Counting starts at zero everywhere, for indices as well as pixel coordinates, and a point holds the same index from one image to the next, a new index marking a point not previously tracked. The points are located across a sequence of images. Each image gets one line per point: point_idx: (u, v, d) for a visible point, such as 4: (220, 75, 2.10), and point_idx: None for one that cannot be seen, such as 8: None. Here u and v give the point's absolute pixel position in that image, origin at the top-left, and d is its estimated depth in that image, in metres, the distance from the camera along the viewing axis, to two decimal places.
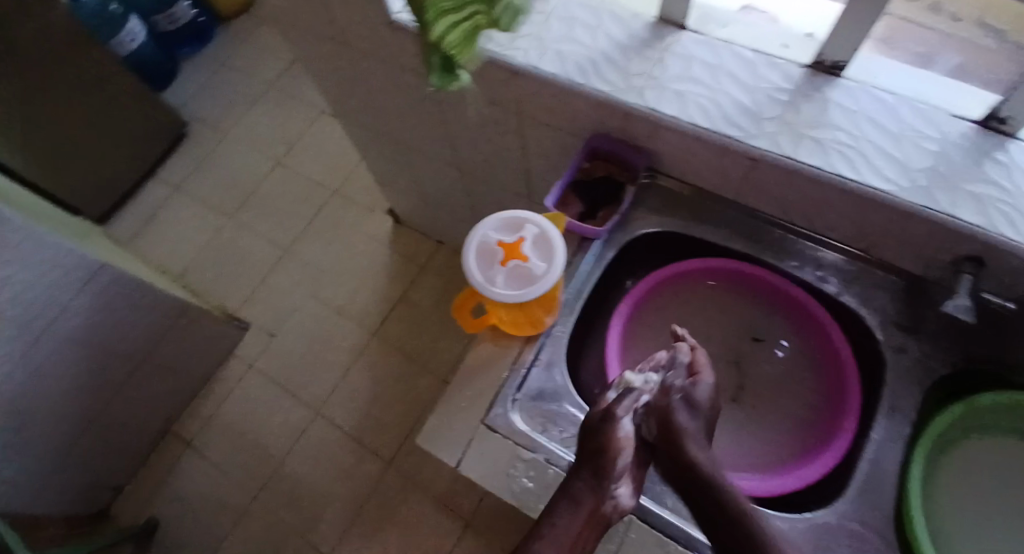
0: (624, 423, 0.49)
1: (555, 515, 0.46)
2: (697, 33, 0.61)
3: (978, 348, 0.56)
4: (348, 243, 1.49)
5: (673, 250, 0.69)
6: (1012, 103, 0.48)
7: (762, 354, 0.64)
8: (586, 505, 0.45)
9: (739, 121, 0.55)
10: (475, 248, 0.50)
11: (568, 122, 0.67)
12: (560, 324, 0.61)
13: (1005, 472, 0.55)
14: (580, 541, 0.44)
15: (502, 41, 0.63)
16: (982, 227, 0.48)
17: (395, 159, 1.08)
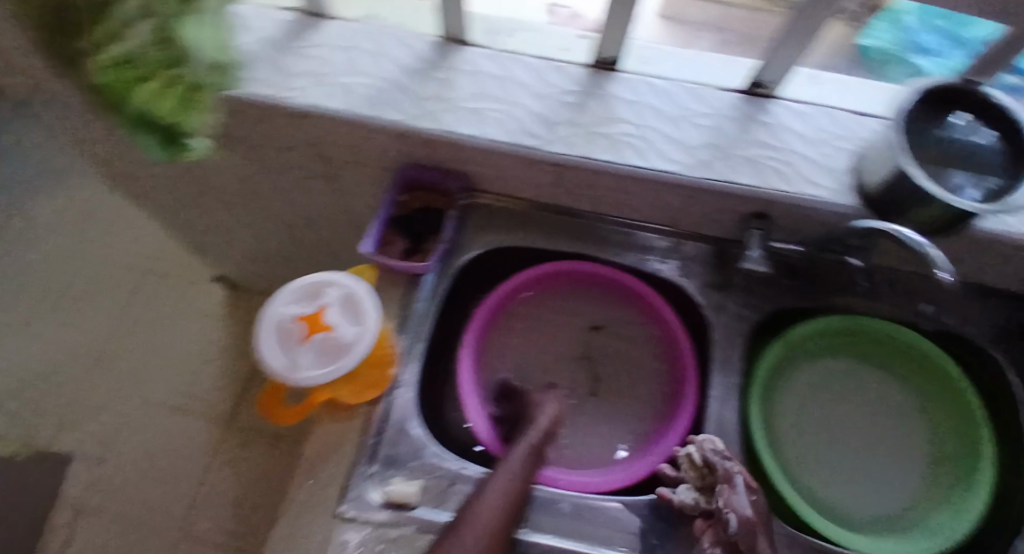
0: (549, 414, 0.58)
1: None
2: (480, 48, 0.61)
3: (783, 291, 0.62)
4: (179, 327, 1.29)
5: (510, 263, 0.69)
6: (764, 69, 0.55)
7: (605, 342, 0.67)
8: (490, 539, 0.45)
9: (536, 130, 0.56)
10: (272, 329, 0.46)
11: (370, 157, 0.63)
12: (408, 371, 0.58)
13: (831, 393, 0.63)
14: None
15: (275, 83, 0.56)
16: (760, 185, 0.53)
17: (204, 225, 0.95)
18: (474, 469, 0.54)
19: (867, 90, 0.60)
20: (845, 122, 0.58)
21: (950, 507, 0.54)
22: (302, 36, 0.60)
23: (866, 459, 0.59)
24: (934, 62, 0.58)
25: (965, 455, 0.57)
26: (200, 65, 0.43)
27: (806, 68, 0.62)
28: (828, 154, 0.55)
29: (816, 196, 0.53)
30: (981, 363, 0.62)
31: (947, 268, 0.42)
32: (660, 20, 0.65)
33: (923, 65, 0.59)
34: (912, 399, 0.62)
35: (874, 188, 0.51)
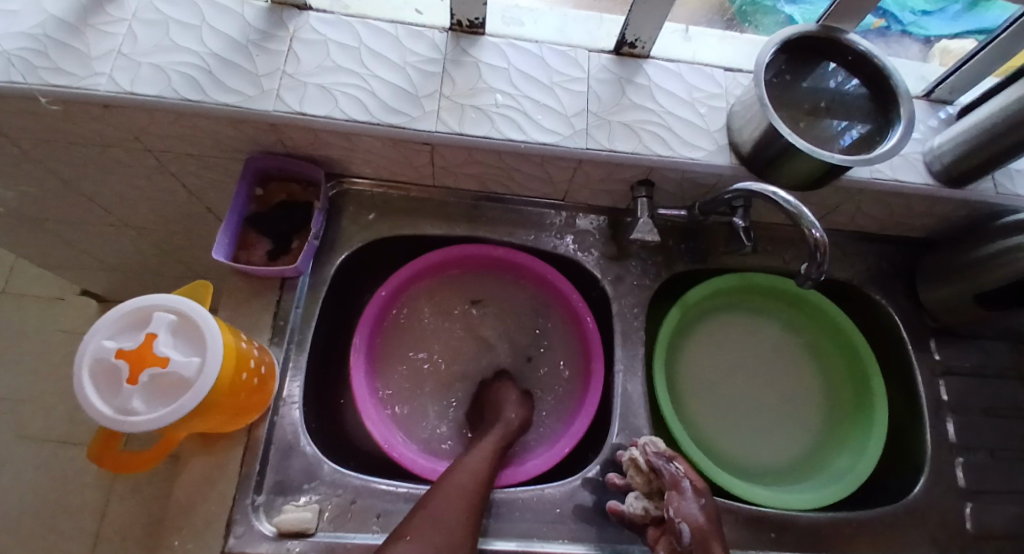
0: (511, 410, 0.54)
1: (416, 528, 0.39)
2: (323, 12, 0.52)
3: (675, 255, 0.62)
4: (46, 353, 1.13)
5: (397, 254, 0.63)
6: (632, 25, 0.51)
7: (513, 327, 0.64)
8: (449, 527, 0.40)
9: (398, 105, 0.49)
10: (88, 374, 0.36)
11: (213, 148, 0.53)
12: (289, 386, 0.51)
13: (732, 352, 0.64)
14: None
15: (71, 69, 0.46)
16: (639, 151, 0.51)
17: (44, 240, 0.80)
18: (379, 481, 0.50)
19: (738, 42, 0.59)
20: (721, 77, 0.56)
21: (850, 448, 0.58)
22: (100, 9, 0.49)
23: (771, 414, 0.61)
24: (801, 9, 0.61)
25: (858, 395, 0.60)
26: None
27: (683, 22, 0.60)
28: (703, 114, 0.54)
29: (692, 158, 0.52)
30: (863, 303, 0.65)
31: (817, 226, 0.43)
32: None
33: (791, 12, 0.61)
34: (806, 348, 0.65)
35: (749, 148, 0.50)
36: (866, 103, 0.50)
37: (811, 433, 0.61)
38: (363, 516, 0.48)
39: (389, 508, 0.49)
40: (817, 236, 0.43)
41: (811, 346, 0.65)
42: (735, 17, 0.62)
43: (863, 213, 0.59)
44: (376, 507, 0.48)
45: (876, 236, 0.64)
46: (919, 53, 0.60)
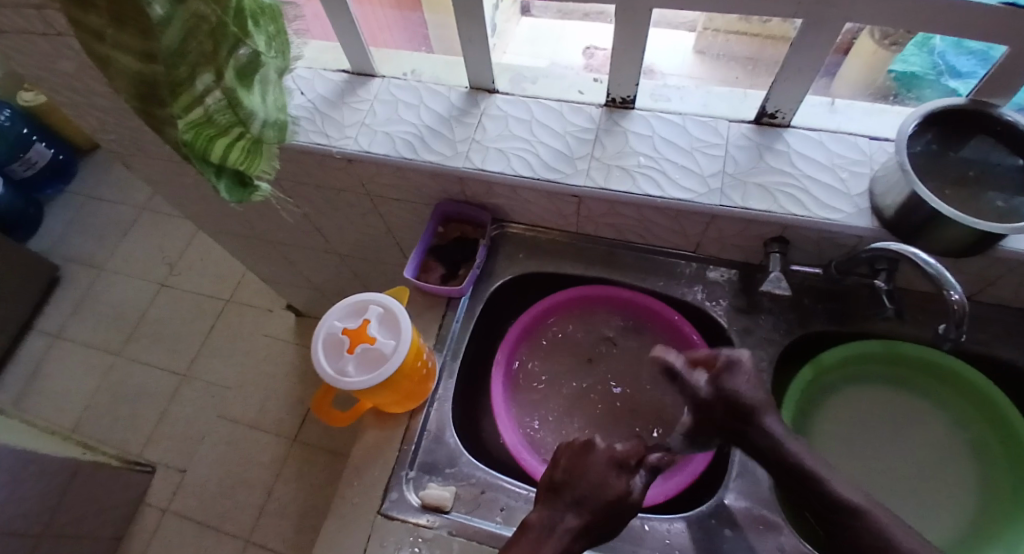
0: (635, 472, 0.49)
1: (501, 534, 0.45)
2: (507, 93, 0.67)
3: (810, 314, 0.63)
4: (252, 350, 1.42)
5: (539, 289, 0.73)
6: (773, 99, 0.57)
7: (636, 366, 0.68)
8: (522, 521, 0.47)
9: (557, 164, 0.61)
10: (323, 341, 0.50)
11: (412, 193, 0.69)
12: (442, 387, 0.62)
13: (870, 424, 0.61)
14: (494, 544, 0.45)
15: (332, 133, 0.65)
16: (773, 210, 0.55)
17: (276, 259, 1.05)
18: (506, 479, 0.57)
19: (888, 114, 0.61)
20: (866, 145, 0.58)
21: (1004, 544, 0.51)
22: (352, 90, 0.68)
23: (908, 492, 0.57)
24: (966, 84, 0.55)
25: (1020, 486, 0.54)
26: (271, 123, 0.44)
27: (830, 96, 0.64)
28: (844, 179, 0.56)
29: (829, 219, 0.54)
30: None
31: (957, 288, 0.43)
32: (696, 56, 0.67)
33: (958, 87, 0.56)
34: (963, 433, 0.59)
35: (891, 213, 0.51)
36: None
37: (957, 520, 0.55)
38: (491, 507, 0.55)
39: (513, 504, 0.55)
40: (957, 299, 0.43)
41: (963, 423, 0.59)
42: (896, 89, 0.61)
43: None
44: (502, 501, 0.55)
45: None
46: None
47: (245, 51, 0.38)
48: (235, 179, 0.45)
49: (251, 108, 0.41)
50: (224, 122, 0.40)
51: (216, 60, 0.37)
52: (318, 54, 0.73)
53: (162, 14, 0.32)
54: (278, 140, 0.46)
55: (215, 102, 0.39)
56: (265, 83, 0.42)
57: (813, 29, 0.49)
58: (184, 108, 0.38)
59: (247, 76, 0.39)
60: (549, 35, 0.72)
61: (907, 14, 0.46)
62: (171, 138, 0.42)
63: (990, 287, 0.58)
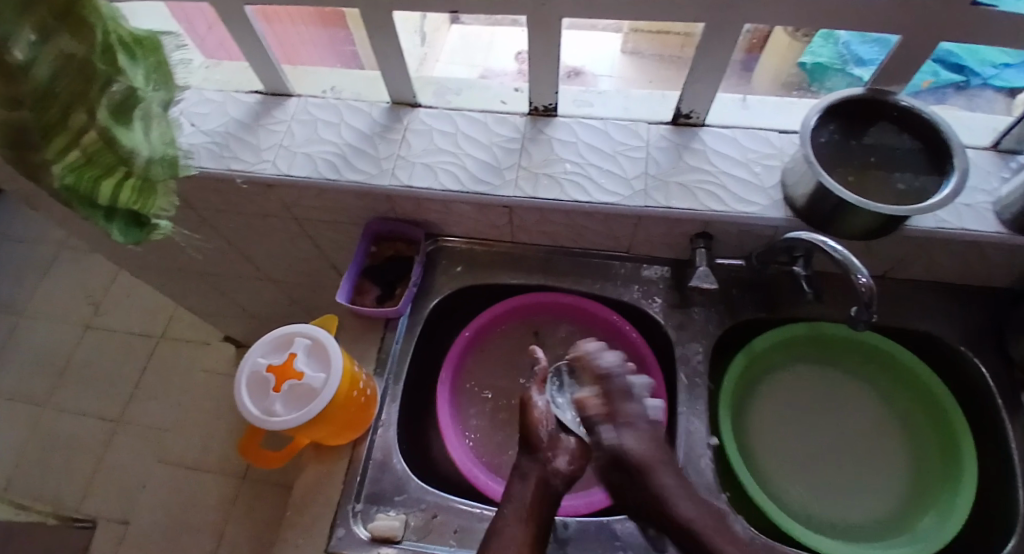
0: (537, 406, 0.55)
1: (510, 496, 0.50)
2: (430, 107, 0.66)
3: (741, 303, 0.65)
4: (194, 386, 1.34)
5: (480, 302, 0.72)
6: (686, 100, 0.59)
7: None
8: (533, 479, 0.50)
9: (484, 176, 0.60)
10: (246, 381, 0.48)
11: (340, 214, 0.67)
12: (385, 411, 0.60)
13: (807, 404, 0.64)
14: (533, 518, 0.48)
15: (247, 158, 0.62)
16: (695, 207, 0.56)
17: (207, 290, 1.00)
18: (456, 500, 0.55)
19: (796, 107, 0.64)
20: (777, 139, 0.61)
21: (936, 508, 0.55)
22: (268, 112, 0.66)
23: (849, 468, 0.60)
24: (870, 72, 0.60)
25: (946, 455, 0.57)
26: (161, 159, 0.42)
27: (744, 93, 0.66)
28: (757, 173, 0.58)
29: (747, 212, 0.56)
30: (946, 355, 0.64)
31: (864, 272, 0.45)
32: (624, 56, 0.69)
33: (861, 75, 0.60)
34: (890, 405, 0.63)
35: (803, 203, 0.53)
36: (918, 156, 0.54)
37: (894, 490, 0.58)
38: (443, 530, 0.54)
39: (465, 526, 0.54)
40: (865, 282, 0.45)
41: (889, 396, 0.63)
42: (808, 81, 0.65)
43: (936, 260, 0.60)
44: (453, 523, 0.54)
45: (957, 287, 0.64)
46: (1003, 107, 0.63)
47: (119, 88, 0.36)
48: (131, 220, 0.44)
49: (134, 146, 0.39)
50: (106, 162, 0.38)
51: (88, 99, 0.35)
52: (228, 75, 0.69)
53: (23, 58, 0.32)
54: (171, 177, 0.45)
55: (94, 143, 0.37)
56: (148, 118, 0.40)
57: (715, 32, 0.50)
58: (60, 152, 0.36)
59: (123, 113, 0.37)
60: (480, 42, 0.73)
61: (799, 13, 0.48)
62: (50, 184, 0.39)
63: (899, 265, 0.62)
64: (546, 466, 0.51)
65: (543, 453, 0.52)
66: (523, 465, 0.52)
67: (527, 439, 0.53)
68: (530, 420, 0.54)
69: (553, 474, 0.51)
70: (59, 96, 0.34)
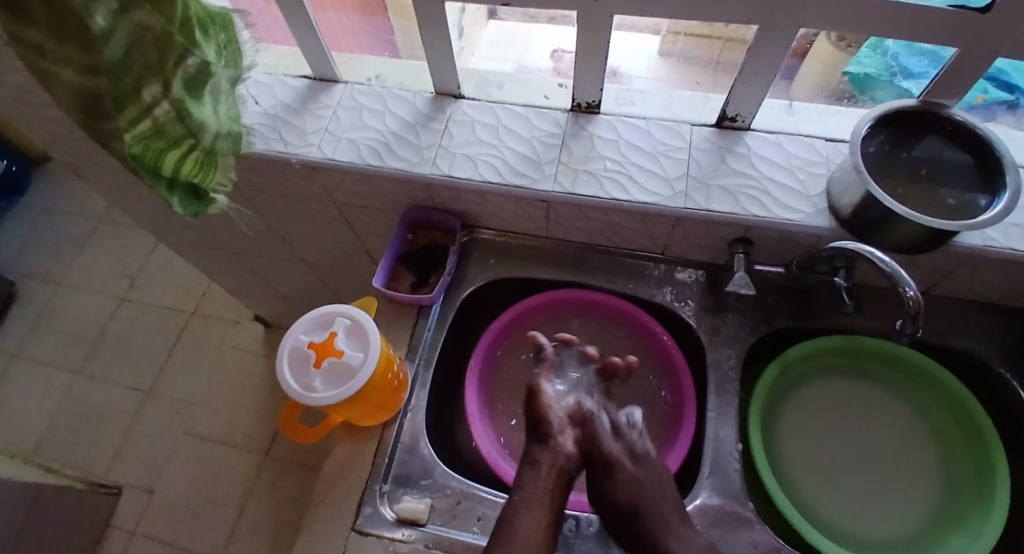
0: (548, 390, 0.52)
1: (520, 483, 0.47)
2: (473, 99, 0.67)
3: (775, 311, 0.64)
4: (221, 363, 1.38)
5: (510, 295, 0.73)
6: (733, 103, 0.58)
7: None
8: (544, 465, 0.48)
9: (524, 170, 0.61)
10: (288, 356, 0.49)
11: (379, 200, 0.68)
12: (415, 397, 0.61)
13: (836, 416, 0.63)
14: (550, 502, 0.46)
15: (294, 141, 0.64)
16: (736, 211, 0.56)
17: (242, 270, 1.02)
18: (481, 488, 0.56)
19: (842, 115, 0.63)
20: (822, 147, 0.60)
21: (966, 529, 0.54)
22: (315, 97, 0.67)
23: (877, 482, 0.59)
24: (918, 85, 0.58)
25: (978, 475, 0.56)
26: (222, 134, 0.44)
27: (789, 98, 0.65)
28: (801, 179, 0.57)
29: (789, 219, 0.55)
30: (984, 376, 0.62)
31: (911, 284, 0.44)
32: (661, 60, 0.68)
33: (909, 87, 0.59)
34: (924, 423, 0.61)
35: (848, 212, 0.53)
36: (970, 171, 0.53)
37: (922, 507, 0.57)
38: (467, 516, 0.55)
39: (489, 514, 0.55)
40: (912, 295, 0.44)
41: (923, 413, 0.62)
42: (853, 91, 0.63)
43: (980, 278, 0.58)
44: (477, 510, 0.55)
45: (1001, 307, 0.62)
46: None
47: (193, 62, 0.37)
48: (189, 192, 0.45)
49: (202, 119, 0.41)
50: (175, 133, 0.40)
51: (163, 71, 0.36)
52: (277, 60, 0.71)
53: (104, 25, 0.31)
54: (231, 152, 0.47)
55: (165, 115, 0.38)
56: (215, 93, 0.42)
57: (769, 35, 0.50)
58: (132, 122, 0.37)
59: (193, 86, 0.39)
60: (517, 38, 0.72)
61: (858, 19, 0.47)
62: (118, 152, 0.40)
63: (942, 281, 0.60)
64: (559, 453, 0.48)
65: (554, 440, 0.49)
66: (535, 453, 0.49)
67: (537, 425, 0.50)
68: (540, 405, 0.51)
69: (565, 459, 0.48)
70: (134, 69, 0.35)
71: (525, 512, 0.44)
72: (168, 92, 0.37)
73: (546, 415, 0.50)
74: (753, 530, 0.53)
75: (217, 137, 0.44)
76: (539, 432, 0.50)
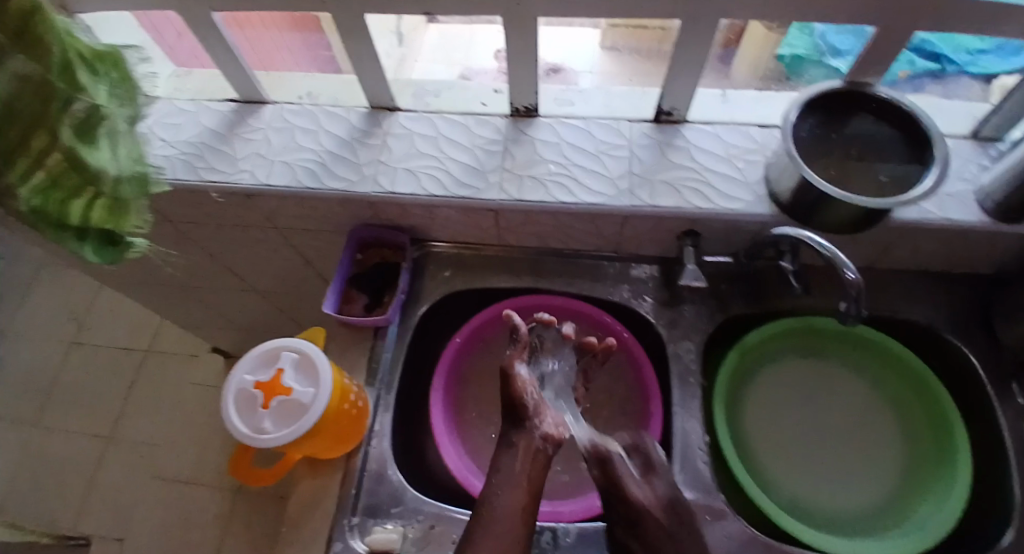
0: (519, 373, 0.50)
1: (497, 467, 0.45)
2: (410, 111, 0.65)
3: (730, 298, 0.65)
4: (184, 400, 1.33)
5: (469, 306, 0.72)
6: (668, 97, 0.58)
7: None
8: (521, 447, 0.46)
9: (467, 180, 0.59)
10: (234, 400, 0.47)
11: (323, 223, 0.66)
12: (378, 422, 0.59)
13: (799, 395, 0.64)
14: (532, 484, 0.44)
15: (226, 170, 0.61)
16: (680, 205, 0.56)
17: (191, 304, 0.98)
18: (454, 509, 0.55)
19: (776, 99, 0.64)
20: (758, 133, 0.61)
21: (930, 495, 0.56)
22: (244, 121, 0.64)
23: (846, 459, 0.60)
24: (846, 62, 0.59)
25: (937, 442, 0.58)
26: (131, 176, 0.41)
27: (724, 85, 0.66)
28: (741, 167, 0.58)
29: (733, 208, 0.56)
30: (934, 343, 0.64)
31: (850, 267, 0.45)
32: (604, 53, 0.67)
33: (839, 65, 0.60)
34: (882, 393, 0.63)
35: (787, 198, 0.54)
36: (900, 147, 0.54)
37: (891, 478, 0.59)
38: (441, 540, 0.53)
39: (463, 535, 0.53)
40: (852, 276, 0.45)
41: (879, 384, 0.63)
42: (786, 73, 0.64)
43: (920, 248, 0.60)
44: (452, 533, 0.54)
45: (943, 274, 0.64)
46: (981, 92, 0.63)
47: (81, 106, 0.35)
48: (103, 240, 0.43)
49: (102, 166, 0.38)
50: (73, 183, 0.37)
51: (49, 117, 0.34)
52: (201, 84, 0.68)
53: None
54: (142, 193, 0.43)
55: (59, 164, 0.35)
56: (114, 136, 0.39)
57: (695, 28, 0.50)
58: (24, 175, 0.35)
59: (85, 132, 0.36)
60: (460, 40, 0.72)
61: (777, 6, 0.48)
62: (19, 210, 0.38)
63: (884, 254, 0.62)
64: (536, 434, 0.47)
65: (531, 422, 0.47)
66: (511, 436, 0.47)
67: (513, 408, 0.48)
68: (515, 389, 0.48)
69: (543, 440, 0.47)
70: (19, 114, 0.33)
71: (503, 494, 0.43)
72: (57, 141, 0.34)
73: (520, 397, 0.48)
74: (724, 520, 0.54)
75: (123, 181, 0.40)
76: (516, 417, 0.48)
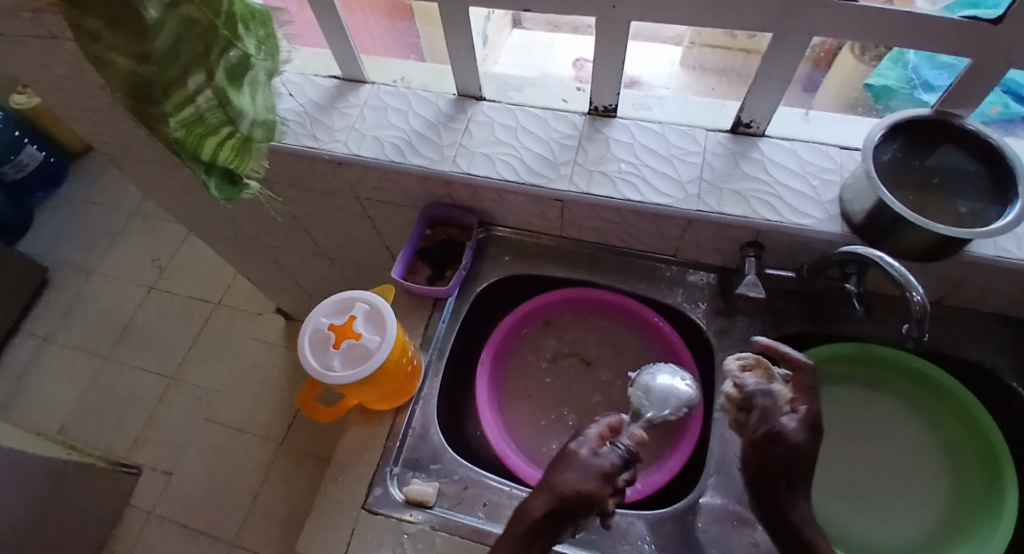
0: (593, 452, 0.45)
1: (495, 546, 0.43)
2: (494, 101, 0.69)
3: (786, 315, 0.64)
4: (242, 353, 1.42)
5: (522, 291, 0.75)
6: (747, 109, 0.60)
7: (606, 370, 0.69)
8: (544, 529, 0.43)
9: (541, 169, 0.62)
10: (309, 336, 0.52)
11: (400, 196, 0.71)
12: (427, 385, 0.63)
13: (844, 422, 0.63)
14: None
15: (322, 137, 0.67)
16: (747, 215, 0.57)
17: (266, 262, 1.06)
18: (489, 475, 0.58)
19: (858, 123, 0.64)
20: (836, 154, 0.61)
21: (972, 541, 0.53)
22: (343, 96, 0.70)
23: (883, 491, 0.59)
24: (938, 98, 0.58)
25: (987, 489, 0.56)
26: (257, 122, 0.47)
27: (808, 107, 0.66)
28: (814, 186, 0.58)
29: (801, 223, 0.56)
30: (997, 388, 0.62)
31: (918, 288, 0.45)
32: (683, 71, 0.69)
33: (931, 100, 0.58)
34: (934, 432, 0.61)
35: (860, 218, 0.53)
36: (983, 182, 0.53)
37: (931, 515, 0.57)
38: (474, 502, 0.56)
39: (495, 501, 0.56)
40: (919, 299, 0.45)
41: (933, 421, 0.61)
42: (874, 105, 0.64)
43: (994, 289, 0.58)
44: (484, 496, 0.56)
45: (1016, 319, 0.62)
46: None
47: (235, 53, 0.41)
48: (224, 177, 0.48)
49: (240, 108, 0.44)
50: (214, 121, 0.43)
51: (208, 61, 0.40)
52: (309, 61, 0.75)
53: (155, 17, 0.35)
54: (264, 139, 0.49)
55: (207, 102, 0.41)
56: (254, 84, 0.46)
57: (783, 42, 0.51)
58: (176, 107, 0.41)
59: (235, 76, 0.42)
60: (539, 47, 0.73)
61: (871, 28, 0.48)
62: (161, 135, 0.45)
63: (956, 290, 0.60)
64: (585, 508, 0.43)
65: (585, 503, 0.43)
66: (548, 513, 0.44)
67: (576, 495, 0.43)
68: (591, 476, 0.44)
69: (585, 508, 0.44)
70: (177, 56, 0.38)
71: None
72: (211, 81, 0.41)
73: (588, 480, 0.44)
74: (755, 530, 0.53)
75: (249, 124, 0.46)
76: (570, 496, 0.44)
